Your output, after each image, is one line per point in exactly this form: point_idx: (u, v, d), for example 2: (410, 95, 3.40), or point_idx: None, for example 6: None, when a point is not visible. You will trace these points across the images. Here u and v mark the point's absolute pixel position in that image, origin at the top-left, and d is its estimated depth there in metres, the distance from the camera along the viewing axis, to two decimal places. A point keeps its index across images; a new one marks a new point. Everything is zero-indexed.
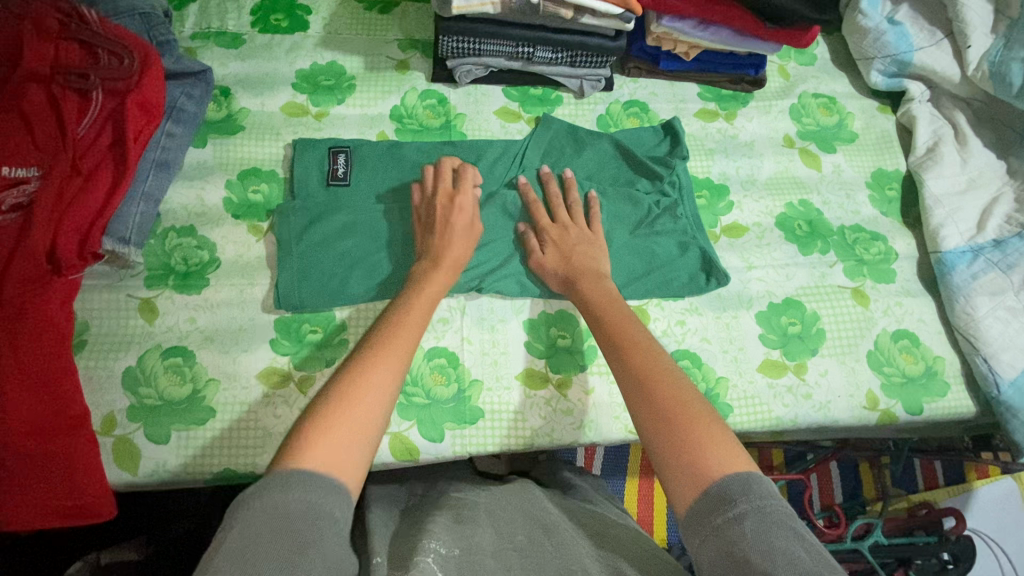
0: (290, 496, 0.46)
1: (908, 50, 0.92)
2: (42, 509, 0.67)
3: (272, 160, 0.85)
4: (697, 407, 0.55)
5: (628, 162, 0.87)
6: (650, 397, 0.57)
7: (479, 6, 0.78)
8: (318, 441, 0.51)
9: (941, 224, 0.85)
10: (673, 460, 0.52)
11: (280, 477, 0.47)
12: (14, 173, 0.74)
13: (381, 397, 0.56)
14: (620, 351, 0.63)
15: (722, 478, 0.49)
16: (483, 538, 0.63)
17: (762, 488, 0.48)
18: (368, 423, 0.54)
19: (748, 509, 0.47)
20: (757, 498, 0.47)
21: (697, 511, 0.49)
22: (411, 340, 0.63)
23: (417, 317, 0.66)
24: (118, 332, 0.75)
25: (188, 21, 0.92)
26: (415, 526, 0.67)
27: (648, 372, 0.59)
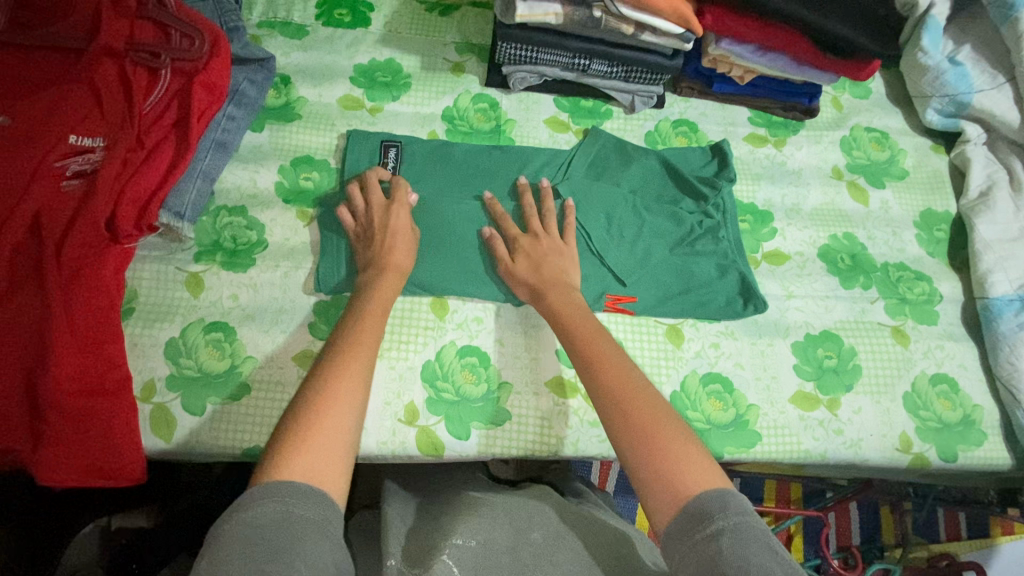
0: (290, 507, 0.48)
1: (968, 92, 0.91)
2: (80, 467, 0.69)
3: (324, 149, 0.87)
4: (670, 422, 0.57)
5: (675, 180, 0.86)
6: (622, 412, 0.58)
7: (542, 15, 0.79)
8: (300, 448, 0.52)
9: (990, 270, 0.83)
10: (646, 480, 0.54)
11: (272, 488, 0.49)
12: (81, 141, 0.77)
13: (352, 399, 0.57)
14: (593, 364, 0.63)
15: (700, 497, 0.51)
16: (500, 533, 0.66)
17: (738, 503, 0.50)
18: (344, 427, 0.55)
19: (726, 527, 0.48)
20: (735, 514, 0.49)
21: (676, 532, 0.50)
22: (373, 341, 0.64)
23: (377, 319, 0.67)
24: (165, 302, 0.77)
25: (256, 9, 0.95)
26: (434, 524, 0.70)
27: (620, 388, 0.60)
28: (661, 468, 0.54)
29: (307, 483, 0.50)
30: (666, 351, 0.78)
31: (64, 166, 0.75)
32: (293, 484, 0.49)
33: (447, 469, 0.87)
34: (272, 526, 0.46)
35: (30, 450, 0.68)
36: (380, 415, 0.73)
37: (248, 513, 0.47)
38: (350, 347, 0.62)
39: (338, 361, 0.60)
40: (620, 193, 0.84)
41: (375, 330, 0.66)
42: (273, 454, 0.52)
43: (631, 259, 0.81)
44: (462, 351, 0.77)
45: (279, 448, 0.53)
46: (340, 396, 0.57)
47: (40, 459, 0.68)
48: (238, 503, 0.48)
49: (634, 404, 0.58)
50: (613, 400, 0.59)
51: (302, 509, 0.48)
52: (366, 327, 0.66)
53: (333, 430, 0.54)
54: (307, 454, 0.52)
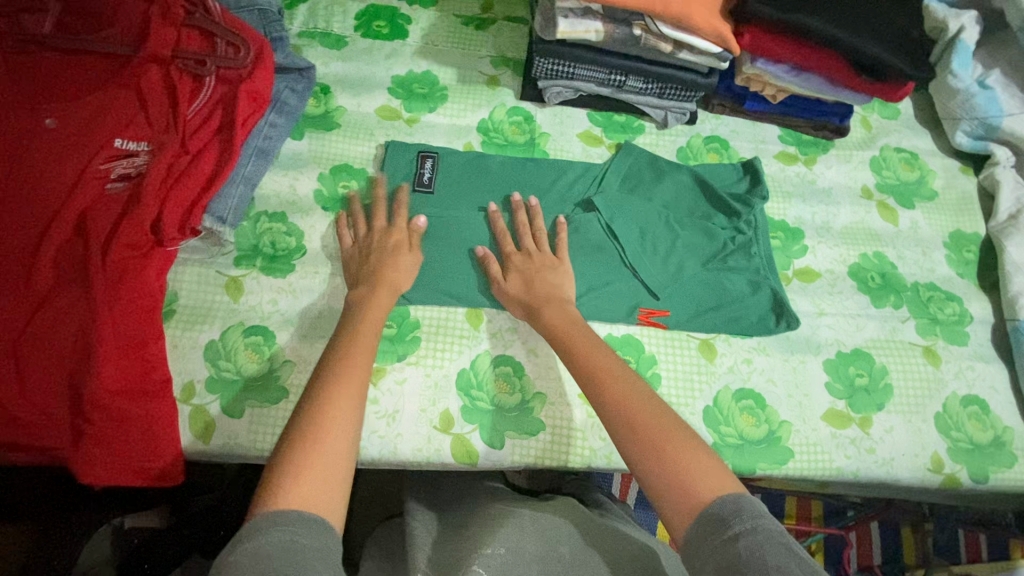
0: (292, 536, 0.45)
1: (998, 115, 0.92)
2: (119, 465, 0.70)
3: (362, 157, 0.89)
4: (686, 436, 0.56)
5: (707, 195, 0.87)
6: (644, 441, 0.56)
7: (583, 32, 0.80)
8: (298, 473, 0.50)
9: (1021, 292, 0.83)
10: (673, 503, 0.52)
11: (274, 516, 0.47)
12: (126, 145, 0.79)
13: (349, 415, 0.56)
14: (597, 380, 0.63)
15: (717, 502, 0.50)
16: (528, 543, 0.66)
17: (751, 505, 0.49)
18: (342, 446, 0.54)
19: (742, 531, 0.47)
20: (750, 518, 0.48)
21: (696, 540, 0.49)
22: (366, 355, 0.63)
23: (370, 333, 0.67)
24: (205, 305, 0.78)
25: (297, 19, 0.97)
26: (462, 535, 0.70)
27: (634, 408, 0.59)
28: (680, 486, 0.53)
29: (306, 511, 0.48)
30: (699, 366, 0.79)
31: (110, 169, 0.77)
32: (294, 511, 0.47)
33: (469, 481, 0.88)
34: (281, 554, 0.44)
35: (70, 447, 0.69)
36: (416, 422, 0.74)
37: (253, 542, 0.44)
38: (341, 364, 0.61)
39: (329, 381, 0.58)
40: (653, 207, 0.85)
41: (367, 348, 0.64)
42: (271, 480, 0.50)
43: (664, 273, 0.81)
44: (496, 360, 0.78)
45: (276, 476, 0.50)
46: (335, 416, 0.55)
47: (80, 456, 0.69)
48: (241, 533, 0.46)
49: (652, 426, 0.57)
50: (629, 425, 0.58)
51: (306, 537, 0.46)
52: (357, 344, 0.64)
53: (331, 453, 0.52)
54: (304, 480, 0.50)
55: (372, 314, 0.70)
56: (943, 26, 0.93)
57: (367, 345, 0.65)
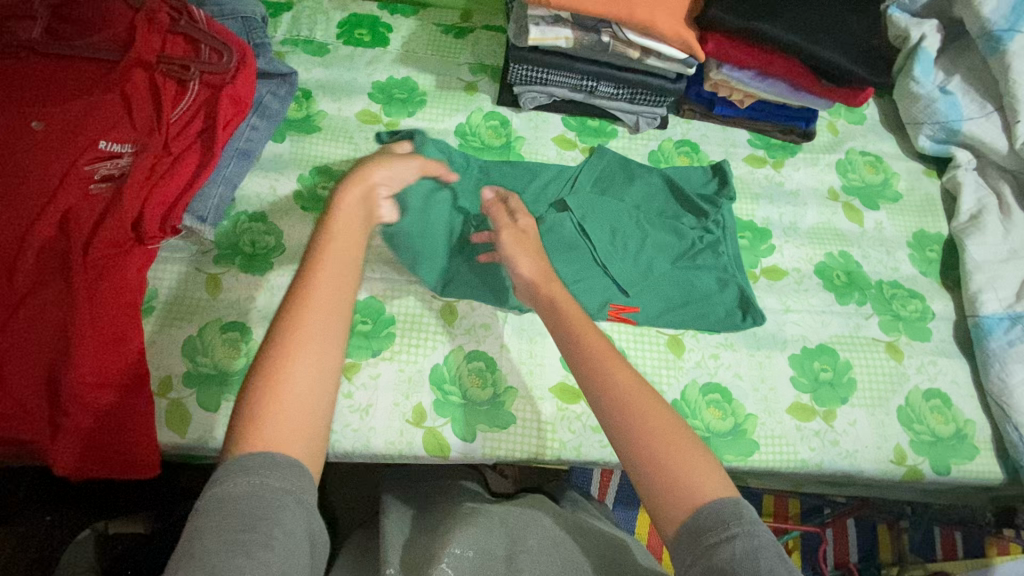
0: (261, 479, 0.46)
1: (958, 119, 0.95)
2: (96, 458, 0.71)
3: (342, 160, 0.91)
4: (685, 438, 0.55)
5: (676, 197, 0.90)
6: (640, 430, 0.55)
7: (554, 39, 0.83)
8: (269, 415, 0.50)
9: (980, 289, 0.86)
10: (664, 495, 0.51)
11: (243, 461, 0.47)
12: (110, 147, 0.80)
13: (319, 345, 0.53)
14: (599, 360, 0.60)
15: (713, 503, 0.50)
16: (495, 543, 0.68)
17: (748, 512, 0.49)
18: (315, 379, 0.52)
19: (739, 533, 0.47)
20: (748, 523, 0.48)
21: (687, 537, 0.49)
22: (341, 271, 0.59)
23: (343, 245, 0.61)
24: (184, 302, 0.80)
25: (281, 27, 1.00)
26: (432, 531, 0.72)
27: (630, 393, 0.57)
28: (668, 473, 0.52)
29: (278, 454, 0.48)
30: (667, 360, 0.81)
31: (94, 170, 0.79)
32: (263, 456, 0.48)
33: (444, 481, 0.87)
34: (246, 495, 0.45)
35: (48, 440, 0.70)
36: (389, 416, 0.75)
37: (221, 487, 0.46)
38: (307, 285, 0.56)
39: (296, 307, 0.55)
40: (624, 208, 0.87)
41: (344, 263, 0.59)
42: (240, 421, 0.50)
43: (634, 271, 0.83)
44: (469, 355, 0.80)
45: (242, 417, 0.50)
46: (304, 347, 0.53)
47: (58, 449, 0.70)
48: (214, 477, 0.47)
49: (655, 423, 0.55)
50: (629, 413, 0.56)
51: (276, 478, 0.47)
52: (328, 260, 0.59)
53: (301, 388, 0.51)
54: (272, 422, 0.49)
55: (346, 223, 0.63)
56: (906, 35, 0.97)
57: (343, 260, 0.59)
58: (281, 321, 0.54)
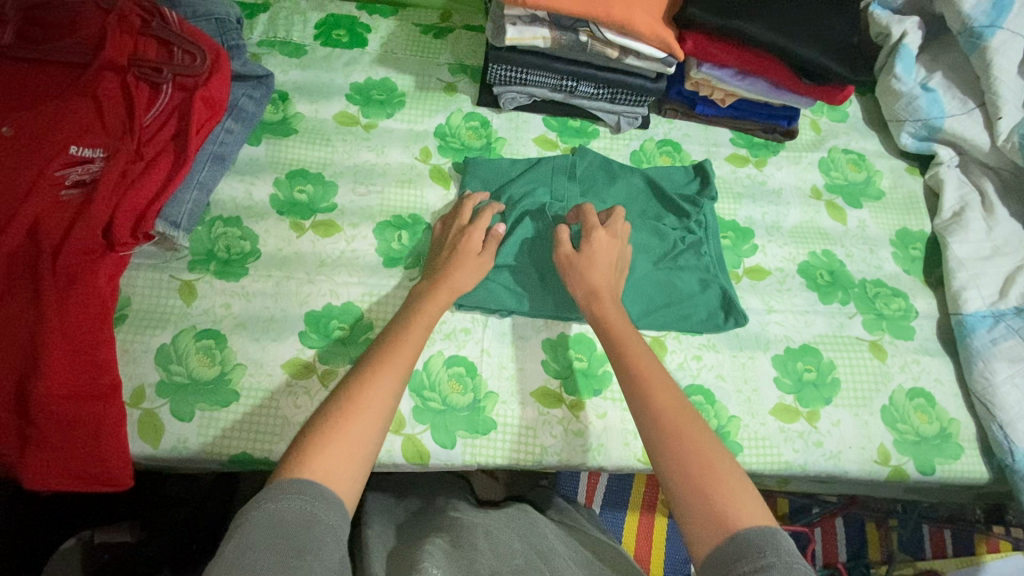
0: (311, 507, 0.50)
1: (939, 116, 0.94)
2: (67, 470, 0.69)
3: (319, 163, 0.90)
4: (724, 461, 0.56)
5: (657, 197, 0.89)
6: (676, 455, 0.57)
7: (531, 39, 0.82)
8: (327, 448, 0.54)
9: (963, 287, 0.85)
10: (698, 521, 0.53)
11: (297, 485, 0.51)
12: (81, 152, 0.79)
13: (381, 408, 0.59)
14: (643, 391, 0.63)
15: (749, 532, 0.50)
16: (481, 559, 0.64)
17: (787, 544, 0.49)
18: (368, 435, 0.57)
19: (775, 563, 0.47)
20: (785, 554, 0.48)
21: (720, 560, 0.50)
22: (410, 354, 0.65)
23: (418, 332, 0.68)
24: (157, 310, 0.79)
25: (257, 29, 0.99)
26: (414, 544, 0.68)
27: (674, 418, 0.59)
28: (705, 499, 0.53)
29: (327, 487, 0.52)
30: None
31: (64, 176, 0.77)
32: (315, 485, 0.51)
33: (431, 490, 0.88)
34: (297, 520, 0.48)
35: (18, 453, 0.69)
36: None
37: (272, 505, 0.49)
38: (389, 351, 0.64)
39: (374, 366, 0.62)
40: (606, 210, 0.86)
41: (414, 345, 0.67)
42: (299, 450, 0.54)
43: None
44: (449, 360, 0.78)
45: (302, 447, 0.54)
46: (371, 398, 0.59)
47: (27, 462, 0.68)
48: (263, 493, 0.50)
49: (693, 442, 0.57)
50: (665, 438, 0.58)
51: (323, 511, 0.50)
52: (403, 341, 0.66)
53: (358, 439, 0.56)
54: (326, 458, 0.54)
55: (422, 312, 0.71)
56: (887, 32, 0.96)
57: (413, 344, 0.67)
58: (356, 376, 0.61)
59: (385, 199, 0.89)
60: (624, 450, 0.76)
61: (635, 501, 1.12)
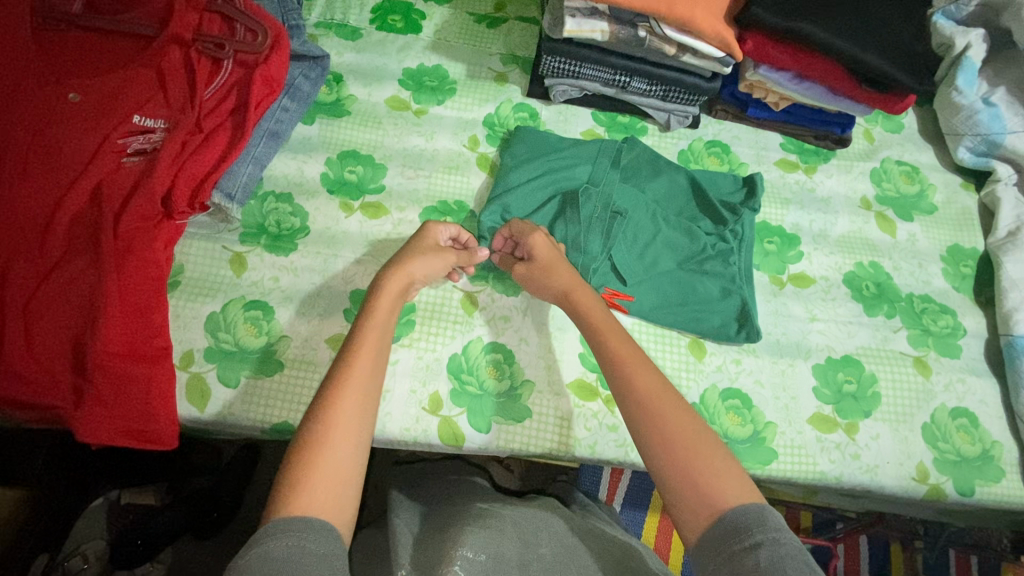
0: (299, 541, 0.49)
1: (1001, 132, 0.92)
2: (117, 426, 0.71)
3: (369, 145, 0.91)
4: (708, 442, 0.56)
5: (698, 199, 0.88)
6: (660, 435, 0.57)
7: (589, 32, 0.82)
8: (305, 489, 0.53)
9: (1015, 308, 0.83)
10: (687, 504, 0.53)
11: (285, 523, 0.51)
12: (143, 122, 0.81)
13: (353, 434, 0.57)
14: (625, 371, 0.62)
15: (737, 510, 0.51)
16: (508, 547, 0.66)
17: (774, 518, 0.50)
18: (347, 463, 0.56)
19: (763, 541, 0.48)
20: (772, 530, 0.49)
21: (711, 544, 0.50)
22: (371, 366, 0.62)
23: (376, 338, 0.65)
24: (208, 279, 0.81)
25: (315, 10, 1.00)
26: (442, 531, 0.70)
27: (656, 400, 0.59)
28: (696, 481, 0.54)
29: (316, 517, 0.52)
30: (688, 363, 0.80)
31: (127, 144, 0.79)
32: (304, 520, 0.51)
33: (452, 481, 0.87)
34: (284, 559, 0.48)
35: (72, 407, 0.71)
36: (406, 403, 0.75)
37: (262, 547, 0.49)
38: (347, 368, 0.61)
39: (337, 386, 0.59)
40: (644, 199, 0.86)
41: (374, 356, 0.63)
42: (278, 494, 0.53)
43: (638, 264, 0.82)
44: (488, 347, 0.79)
45: (284, 482, 0.54)
46: (337, 428, 0.57)
47: (80, 416, 0.70)
48: (255, 536, 0.51)
49: (675, 426, 0.57)
50: (651, 421, 0.58)
51: (312, 539, 0.50)
52: (361, 352, 0.62)
53: (337, 469, 0.55)
54: (309, 493, 0.53)
55: (377, 317, 0.66)
56: (950, 43, 0.93)
57: (370, 354, 0.63)
58: (319, 402, 0.59)
59: (432, 185, 0.90)
60: None
61: (657, 502, 1.10)
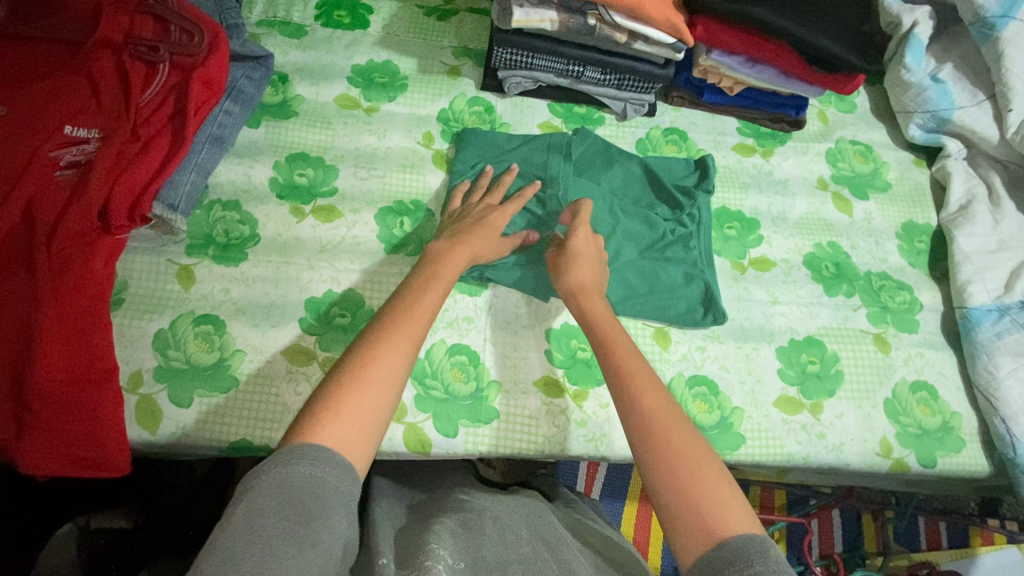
0: (319, 473, 0.48)
1: (949, 108, 0.93)
2: (63, 455, 0.68)
3: (320, 146, 0.88)
4: (715, 470, 0.54)
5: (653, 186, 0.88)
6: (663, 457, 0.55)
7: (538, 21, 0.81)
8: (337, 420, 0.52)
9: (968, 281, 0.85)
10: (686, 529, 0.51)
11: (306, 449, 0.49)
12: (76, 132, 0.77)
13: (392, 379, 0.56)
14: (635, 392, 0.61)
15: (739, 539, 0.49)
16: (488, 547, 0.62)
17: (775, 552, 0.48)
18: (379, 404, 0.55)
19: (764, 573, 0.46)
20: (774, 563, 0.46)
21: (707, 570, 0.48)
22: (422, 322, 0.62)
23: (430, 301, 0.65)
24: (154, 295, 0.77)
25: (256, 8, 0.96)
26: (423, 524, 0.67)
27: (664, 424, 0.58)
28: (700, 506, 0.52)
29: (339, 452, 0.50)
30: (653, 353, 0.80)
31: (58, 156, 0.75)
32: (327, 450, 0.50)
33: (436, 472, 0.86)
34: (305, 487, 0.47)
35: (13, 437, 0.67)
36: None
37: (283, 470, 0.47)
38: (401, 320, 0.61)
39: (388, 330, 0.60)
40: (600, 192, 0.85)
41: (425, 312, 0.63)
42: (305, 418, 0.52)
43: None
44: (452, 349, 0.78)
45: (317, 406, 0.53)
46: (380, 370, 0.56)
47: (23, 447, 0.67)
48: (272, 458, 0.49)
49: (683, 447, 0.56)
50: (655, 443, 0.56)
51: (332, 475, 0.49)
52: (415, 310, 0.63)
53: (369, 407, 0.54)
54: (341, 420, 0.52)
55: (436, 280, 0.68)
56: (897, 21, 0.95)
57: (424, 313, 0.63)
58: (369, 341, 0.59)
59: (387, 185, 0.87)
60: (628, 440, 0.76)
61: (634, 490, 1.11)
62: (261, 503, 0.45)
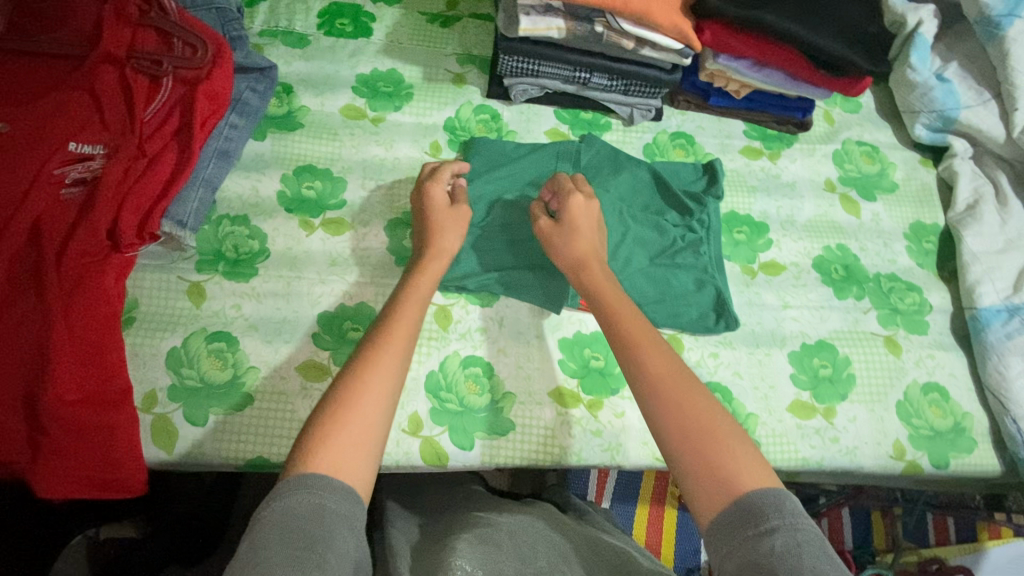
0: (322, 501, 0.48)
1: (954, 107, 0.93)
2: (80, 477, 0.68)
3: (326, 158, 0.88)
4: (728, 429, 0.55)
5: (662, 192, 0.87)
6: (676, 419, 0.56)
7: (545, 29, 0.80)
8: (330, 448, 0.51)
9: (977, 281, 0.85)
10: (703, 490, 0.52)
11: (303, 479, 0.49)
12: (80, 149, 0.75)
13: (380, 401, 0.56)
14: (640, 352, 0.61)
15: (755, 495, 0.50)
16: (505, 561, 0.62)
17: (790, 504, 0.49)
18: (370, 428, 0.54)
19: (780, 526, 0.47)
20: (789, 515, 0.48)
21: (727, 525, 0.49)
22: (404, 340, 0.61)
23: (410, 318, 0.64)
24: (166, 313, 0.77)
25: (258, 18, 0.96)
26: (439, 542, 0.67)
27: (673, 384, 0.58)
28: (715, 463, 0.52)
29: (335, 478, 0.50)
30: None
31: (64, 174, 0.74)
32: (324, 478, 0.49)
33: (448, 491, 0.86)
34: (309, 515, 0.47)
35: (28, 460, 0.67)
36: None
37: (286, 501, 0.47)
38: (383, 342, 0.60)
39: (371, 353, 0.59)
40: (609, 200, 0.85)
41: (405, 330, 0.63)
42: (298, 451, 0.52)
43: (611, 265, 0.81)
44: (465, 361, 0.78)
45: (308, 437, 0.53)
46: (365, 394, 0.55)
47: (39, 471, 0.66)
48: (273, 491, 0.49)
49: (696, 410, 0.56)
50: (668, 406, 0.57)
51: (333, 500, 0.49)
52: (395, 329, 0.62)
53: (359, 431, 0.53)
54: (335, 448, 0.52)
55: (413, 297, 0.67)
56: (902, 20, 0.94)
57: (405, 331, 0.62)
58: (353, 367, 0.58)
59: (395, 196, 0.87)
60: (643, 448, 0.76)
61: (645, 494, 1.11)
62: (266, 539, 0.45)
